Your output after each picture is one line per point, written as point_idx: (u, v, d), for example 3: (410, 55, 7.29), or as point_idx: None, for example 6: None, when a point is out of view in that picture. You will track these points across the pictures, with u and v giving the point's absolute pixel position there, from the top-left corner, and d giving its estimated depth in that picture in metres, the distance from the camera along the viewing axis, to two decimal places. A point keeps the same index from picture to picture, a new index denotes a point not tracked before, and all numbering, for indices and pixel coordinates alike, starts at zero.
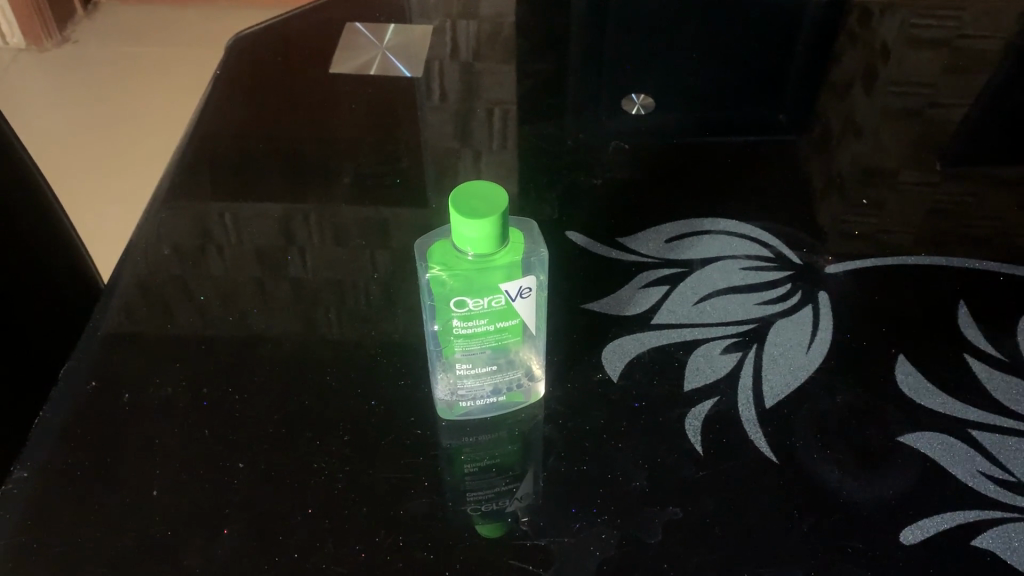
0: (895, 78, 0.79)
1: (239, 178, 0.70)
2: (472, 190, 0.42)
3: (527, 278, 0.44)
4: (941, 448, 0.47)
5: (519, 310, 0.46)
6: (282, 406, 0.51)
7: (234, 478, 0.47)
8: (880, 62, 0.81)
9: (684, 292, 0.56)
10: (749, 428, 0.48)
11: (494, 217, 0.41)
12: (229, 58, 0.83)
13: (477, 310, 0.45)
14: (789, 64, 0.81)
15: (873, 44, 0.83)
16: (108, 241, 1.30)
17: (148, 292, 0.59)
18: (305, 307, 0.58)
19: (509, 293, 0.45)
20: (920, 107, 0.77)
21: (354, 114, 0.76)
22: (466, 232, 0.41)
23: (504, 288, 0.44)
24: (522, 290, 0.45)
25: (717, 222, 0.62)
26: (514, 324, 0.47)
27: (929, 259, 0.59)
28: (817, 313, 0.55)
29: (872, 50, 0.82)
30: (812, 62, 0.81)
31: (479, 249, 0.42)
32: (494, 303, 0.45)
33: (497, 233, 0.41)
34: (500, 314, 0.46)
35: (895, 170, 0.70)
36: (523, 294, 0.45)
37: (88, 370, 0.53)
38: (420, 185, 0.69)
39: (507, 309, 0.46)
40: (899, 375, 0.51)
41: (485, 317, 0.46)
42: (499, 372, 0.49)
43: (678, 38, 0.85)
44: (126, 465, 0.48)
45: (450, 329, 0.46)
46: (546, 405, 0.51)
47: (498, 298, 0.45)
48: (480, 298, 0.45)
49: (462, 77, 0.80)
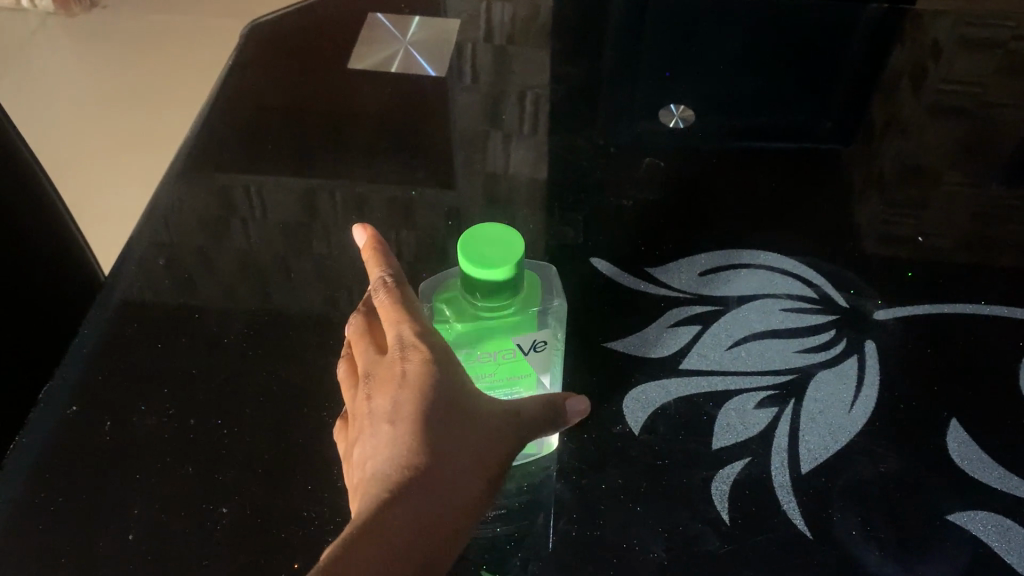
0: (966, 84, 0.72)
1: (244, 176, 0.65)
2: (483, 236, 0.40)
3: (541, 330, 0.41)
4: (995, 533, 0.43)
5: (532, 364, 0.42)
6: (274, 445, 0.48)
7: (216, 525, 0.44)
8: (944, 63, 0.74)
9: (717, 334, 0.52)
10: (782, 496, 0.44)
11: (505, 267, 0.38)
12: (244, 40, 0.77)
13: (486, 363, 0.42)
14: (843, 62, 0.74)
15: (944, 42, 0.75)
16: (117, 212, 1.21)
17: (140, 305, 0.56)
18: (303, 328, 0.54)
19: (522, 347, 0.41)
20: (987, 115, 0.70)
21: (372, 111, 0.70)
22: (474, 280, 0.39)
23: (516, 342, 0.41)
24: (536, 343, 0.41)
25: (758, 255, 0.57)
26: (527, 378, 0.43)
27: (990, 308, 0.53)
28: (862, 366, 0.50)
29: (938, 51, 0.75)
30: (876, 62, 0.74)
31: (490, 296, 0.40)
32: (506, 356, 0.42)
33: (508, 283, 0.39)
34: (512, 368, 0.42)
35: (962, 193, 0.63)
36: (537, 347, 0.42)
37: (70, 392, 0.50)
38: (436, 186, 0.64)
39: (519, 362, 0.42)
40: (951, 443, 0.46)
41: (494, 370, 0.42)
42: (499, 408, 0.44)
43: (729, 28, 0.77)
44: (104, 503, 0.45)
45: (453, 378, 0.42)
46: (567, 461, 0.46)
47: (509, 352, 0.41)
48: (491, 352, 0.41)
49: (492, 68, 0.73)
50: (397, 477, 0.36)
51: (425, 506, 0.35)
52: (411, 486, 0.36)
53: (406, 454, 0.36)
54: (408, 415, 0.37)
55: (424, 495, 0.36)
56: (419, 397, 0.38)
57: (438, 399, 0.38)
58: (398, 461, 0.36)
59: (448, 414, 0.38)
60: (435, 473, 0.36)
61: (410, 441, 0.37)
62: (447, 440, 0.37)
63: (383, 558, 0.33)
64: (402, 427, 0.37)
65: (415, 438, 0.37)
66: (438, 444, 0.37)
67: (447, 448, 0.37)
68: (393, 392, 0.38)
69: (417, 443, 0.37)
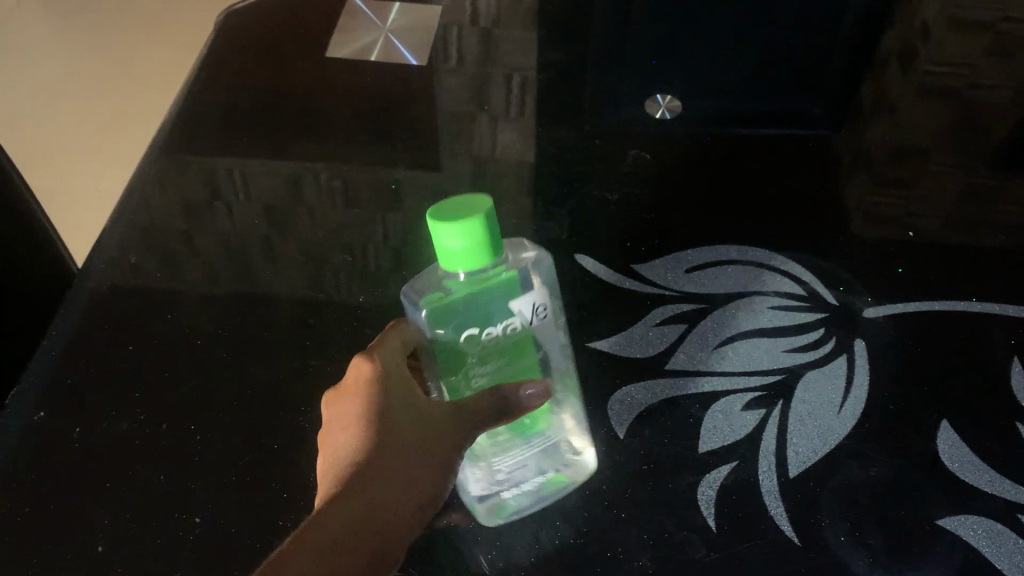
0: (957, 66, 0.71)
1: (218, 168, 0.63)
2: (450, 203, 0.39)
3: (535, 292, 0.40)
4: (986, 538, 0.42)
5: (537, 336, 0.41)
6: (249, 451, 0.46)
7: (187, 534, 0.43)
8: (935, 44, 0.72)
9: (703, 333, 0.51)
10: (769, 502, 0.43)
11: (475, 218, 0.37)
12: (220, 27, 0.74)
13: (492, 340, 0.40)
14: (835, 45, 0.73)
15: (935, 25, 0.74)
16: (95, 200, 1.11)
17: (110, 305, 0.54)
18: (280, 328, 0.53)
19: (524, 315, 0.40)
20: (982, 99, 0.68)
21: (351, 101, 0.67)
22: (448, 242, 0.38)
23: (517, 310, 0.40)
24: (537, 308, 0.40)
25: (746, 250, 0.56)
26: (534, 359, 0.42)
27: (983, 306, 0.52)
28: (851, 366, 0.49)
29: (931, 34, 0.73)
30: (866, 47, 0.72)
31: (469, 259, 0.38)
32: (510, 329, 0.41)
33: (484, 237, 0.38)
34: (515, 345, 0.41)
35: (953, 183, 0.62)
36: (539, 313, 0.41)
37: (37, 397, 0.49)
38: (416, 177, 0.62)
39: (525, 336, 0.41)
40: (942, 445, 0.45)
41: (502, 348, 0.41)
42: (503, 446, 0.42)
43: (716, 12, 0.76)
44: (70, 514, 0.44)
45: (459, 362, 0.41)
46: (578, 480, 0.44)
47: (513, 323, 0.40)
48: (494, 326, 0.40)
49: (474, 55, 0.71)
50: (347, 470, 0.39)
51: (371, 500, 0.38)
52: (356, 482, 0.39)
53: (355, 453, 0.40)
54: (358, 421, 0.41)
55: (367, 492, 0.38)
56: (368, 407, 0.41)
57: (386, 408, 0.41)
58: (347, 459, 0.40)
59: (395, 416, 0.41)
60: (380, 471, 0.39)
61: (360, 441, 0.40)
62: (395, 438, 0.40)
63: (331, 545, 0.36)
64: (353, 431, 0.41)
65: (366, 437, 0.40)
66: (384, 445, 0.40)
67: (393, 445, 0.40)
68: (348, 403, 0.42)
69: (365, 444, 0.40)
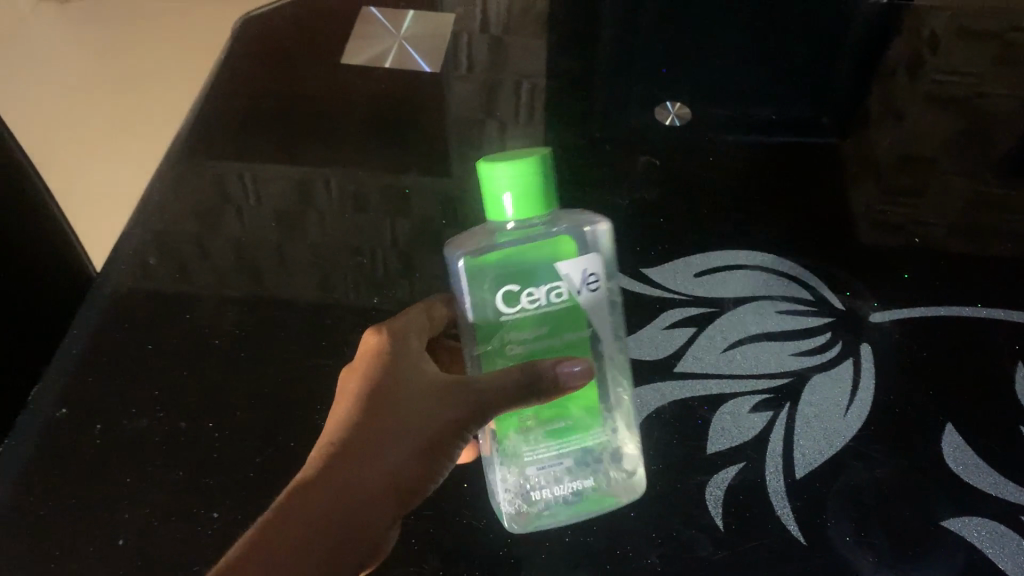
0: (965, 75, 0.71)
1: (235, 172, 0.64)
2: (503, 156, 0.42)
3: (588, 260, 0.41)
4: (989, 539, 0.43)
5: (584, 312, 0.42)
6: (265, 447, 0.47)
7: (205, 529, 0.44)
8: (942, 53, 0.73)
9: (711, 336, 0.52)
10: (776, 502, 0.44)
11: (531, 157, 0.40)
12: (237, 34, 0.75)
13: (535, 302, 0.41)
14: (842, 53, 0.73)
15: (943, 35, 0.75)
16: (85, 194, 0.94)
17: (130, 305, 0.55)
18: (296, 329, 0.54)
19: (573, 282, 0.41)
20: (989, 108, 0.69)
21: (365, 107, 0.68)
22: (502, 182, 0.40)
23: (566, 274, 0.41)
24: (588, 279, 0.41)
25: (754, 255, 0.57)
26: (580, 336, 0.42)
27: (988, 312, 0.53)
28: (857, 370, 0.50)
29: (937, 43, 0.74)
30: (873, 57, 0.73)
31: (520, 201, 0.41)
32: (556, 296, 0.41)
33: (536, 180, 0.41)
34: (558, 315, 0.41)
35: (960, 191, 0.63)
36: (589, 286, 0.41)
37: (59, 394, 0.50)
38: (430, 181, 0.63)
39: (572, 308, 0.42)
40: (947, 448, 0.46)
41: (545, 315, 0.41)
42: (536, 440, 0.41)
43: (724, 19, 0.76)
44: (91, 507, 0.45)
45: (496, 321, 0.41)
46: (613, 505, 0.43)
47: (560, 289, 0.41)
48: (539, 287, 0.41)
49: (486, 62, 0.72)
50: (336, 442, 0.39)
51: (355, 474, 0.38)
52: (342, 457, 0.39)
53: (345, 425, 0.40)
54: (353, 394, 0.41)
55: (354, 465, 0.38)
56: (365, 382, 0.41)
57: (383, 381, 0.41)
58: (338, 431, 0.40)
59: (393, 393, 0.41)
60: (368, 446, 0.39)
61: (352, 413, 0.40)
62: (389, 411, 0.40)
63: (304, 520, 0.37)
64: (348, 403, 0.41)
65: (359, 410, 0.40)
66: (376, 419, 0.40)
67: (386, 419, 0.40)
68: (349, 380, 0.42)
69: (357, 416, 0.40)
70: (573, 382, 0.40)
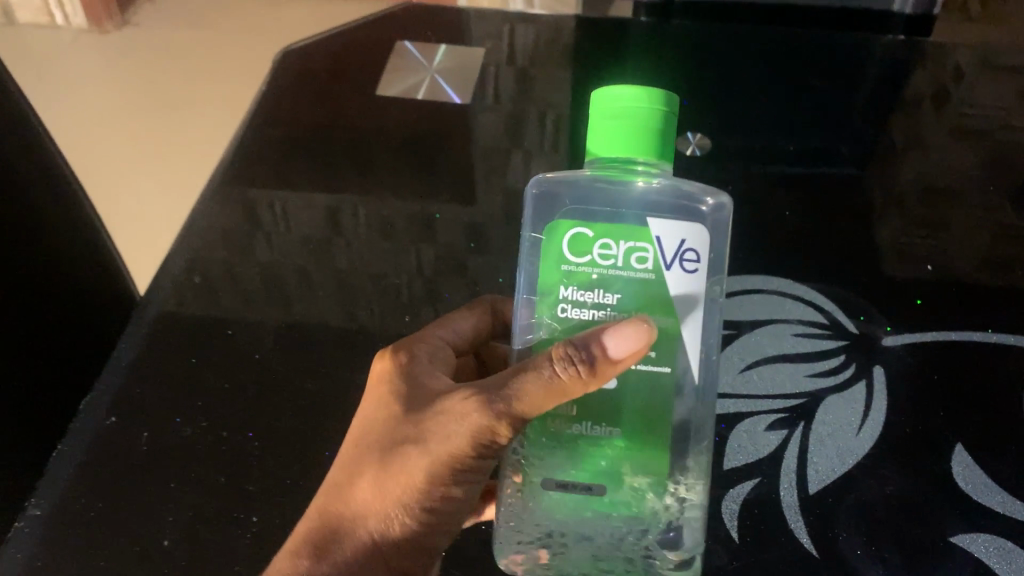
0: (990, 108, 0.72)
1: (274, 194, 0.68)
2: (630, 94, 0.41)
3: (687, 233, 0.39)
4: (996, 555, 0.45)
5: (669, 290, 0.39)
6: (300, 456, 0.51)
7: (247, 532, 0.48)
8: (963, 82, 0.74)
9: (729, 357, 0.54)
10: (790, 516, 0.47)
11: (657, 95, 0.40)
12: (276, 65, 0.79)
13: (610, 263, 0.39)
14: (861, 82, 0.75)
15: (967, 67, 0.75)
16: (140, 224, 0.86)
17: (175, 322, 0.59)
18: (333, 346, 0.57)
19: (663, 251, 0.39)
20: (1010, 136, 0.70)
21: (399, 137, 0.71)
22: (619, 105, 0.40)
23: (657, 241, 0.39)
24: (681, 253, 0.39)
25: (771, 279, 0.58)
26: (665, 321, 0.39)
27: (1001, 337, 0.55)
28: (870, 391, 0.52)
29: (962, 75, 0.75)
30: (894, 86, 0.75)
31: (628, 131, 0.40)
32: (638, 261, 0.39)
33: (652, 121, 0.40)
34: (638, 285, 0.39)
35: (984, 220, 0.63)
36: (682, 261, 0.39)
37: (108, 403, 0.54)
38: (459, 207, 0.66)
39: (655, 280, 0.39)
40: (956, 467, 0.48)
41: (619, 284, 0.39)
42: (563, 456, 0.40)
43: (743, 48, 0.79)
44: (141, 511, 0.49)
45: (561, 276, 0.40)
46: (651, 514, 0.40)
47: (645, 255, 0.39)
48: (620, 247, 0.39)
49: (512, 92, 0.75)
50: (321, 512, 0.42)
51: (337, 544, 0.41)
52: (324, 529, 0.41)
53: (328, 494, 0.42)
54: (342, 459, 0.43)
55: (336, 535, 0.41)
56: (350, 444, 0.43)
57: (363, 440, 0.42)
58: (324, 499, 0.42)
59: (369, 449, 0.42)
60: (348, 512, 0.41)
61: (336, 480, 0.42)
62: (366, 471, 0.41)
63: None
64: (337, 468, 0.43)
65: (340, 476, 0.42)
66: (353, 481, 0.41)
67: (363, 478, 0.41)
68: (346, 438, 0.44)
69: (340, 483, 0.42)
70: (624, 349, 0.37)
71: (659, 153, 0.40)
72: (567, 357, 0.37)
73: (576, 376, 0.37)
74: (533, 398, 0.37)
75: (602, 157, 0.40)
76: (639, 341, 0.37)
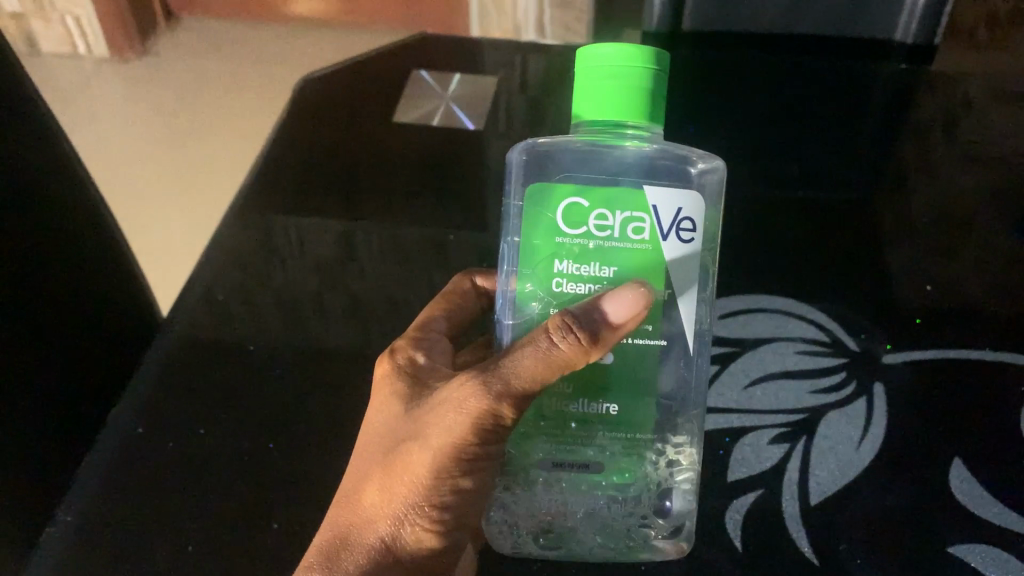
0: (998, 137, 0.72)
1: (293, 216, 0.70)
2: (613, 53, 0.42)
3: (684, 202, 0.40)
4: (991, 564, 0.47)
5: (665, 259, 0.41)
6: (318, 467, 0.55)
7: (268, 538, 0.52)
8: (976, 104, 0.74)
9: (734, 374, 0.56)
10: (791, 526, 0.49)
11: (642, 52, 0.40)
12: (298, 94, 0.82)
13: (604, 232, 0.40)
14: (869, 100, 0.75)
15: (977, 96, 0.75)
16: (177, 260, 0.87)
17: (199, 339, 0.62)
18: (351, 363, 0.60)
19: (659, 219, 0.40)
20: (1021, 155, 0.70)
21: (415, 163, 0.74)
22: (607, 65, 0.40)
23: (653, 210, 0.40)
24: (678, 221, 0.40)
25: (775, 299, 0.60)
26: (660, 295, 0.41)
27: (1000, 356, 0.56)
28: (870, 409, 0.54)
29: (971, 104, 0.74)
30: (901, 109, 0.74)
31: (616, 92, 0.40)
32: (634, 231, 0.40)
33: (639, 82, 0.40)
34: (634, 256, 0.40)
35: (992, 245, 0.64)
36: (677, 230, 0.41)
37: (135, 415, 0.58)
38: (471, 230, 0.68)
39: (652, 250, 0.40)
40: (954, 480, 0.50)
41: (613, 254, 0.41)
42: (558, 437, 0.42)
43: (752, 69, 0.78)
44: (168, 518, 0.53)
45: (555, 246, 0.40)
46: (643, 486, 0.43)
47: (641, 224, 0.40)
48: (615, 216, 0.40)
49: (524, 118, 0.78)
50: (333, 524, 0.43)
51: (350, 551, 0.41)
52: (337, 540, 0.42)
53: (340, 506, 0.43)
54: (350, 470, 0.44)
55: (350, 543, 0.41)
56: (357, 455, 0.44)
57: (369, 448, 0.43)
58: (336, 510, 0.43)
59: (376, 455, 0.43)
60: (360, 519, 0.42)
61: (346, 490, 0.43)
62: (375, 477, 0.42)
63: None
64: (346, 479, 0.44)
65: (351, 487, 0.43)
66: (364, 489, 0.42)
67: (373, 486, 0.42)
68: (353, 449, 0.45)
69: (350, 492, 0.43)
70: (620, 314, 0.39)
71: (648, 116, 0.41)
72: (565, 328, 0.38)
73: (575, 344, 0.38)
74: (532, 372, 0.39)
75: (590, 120, 0.41)
76: (634, 308, 0.39)
